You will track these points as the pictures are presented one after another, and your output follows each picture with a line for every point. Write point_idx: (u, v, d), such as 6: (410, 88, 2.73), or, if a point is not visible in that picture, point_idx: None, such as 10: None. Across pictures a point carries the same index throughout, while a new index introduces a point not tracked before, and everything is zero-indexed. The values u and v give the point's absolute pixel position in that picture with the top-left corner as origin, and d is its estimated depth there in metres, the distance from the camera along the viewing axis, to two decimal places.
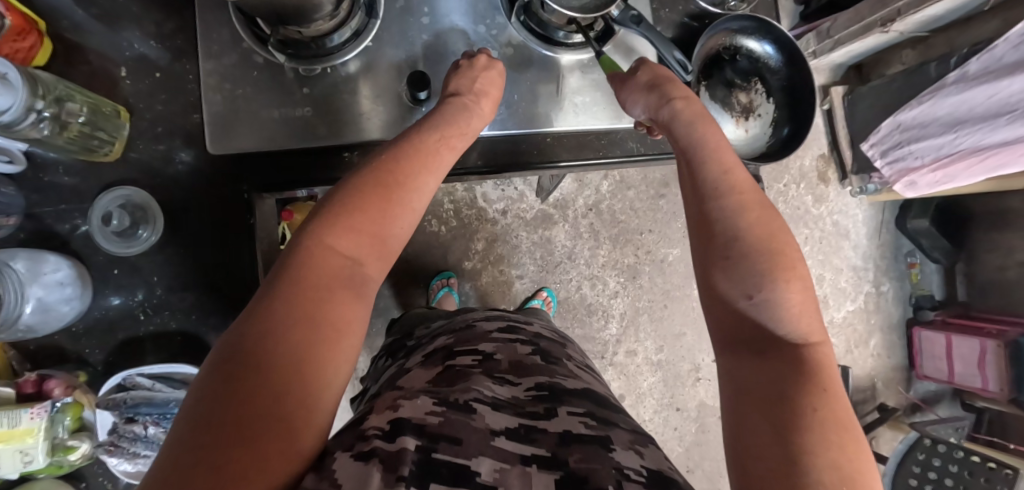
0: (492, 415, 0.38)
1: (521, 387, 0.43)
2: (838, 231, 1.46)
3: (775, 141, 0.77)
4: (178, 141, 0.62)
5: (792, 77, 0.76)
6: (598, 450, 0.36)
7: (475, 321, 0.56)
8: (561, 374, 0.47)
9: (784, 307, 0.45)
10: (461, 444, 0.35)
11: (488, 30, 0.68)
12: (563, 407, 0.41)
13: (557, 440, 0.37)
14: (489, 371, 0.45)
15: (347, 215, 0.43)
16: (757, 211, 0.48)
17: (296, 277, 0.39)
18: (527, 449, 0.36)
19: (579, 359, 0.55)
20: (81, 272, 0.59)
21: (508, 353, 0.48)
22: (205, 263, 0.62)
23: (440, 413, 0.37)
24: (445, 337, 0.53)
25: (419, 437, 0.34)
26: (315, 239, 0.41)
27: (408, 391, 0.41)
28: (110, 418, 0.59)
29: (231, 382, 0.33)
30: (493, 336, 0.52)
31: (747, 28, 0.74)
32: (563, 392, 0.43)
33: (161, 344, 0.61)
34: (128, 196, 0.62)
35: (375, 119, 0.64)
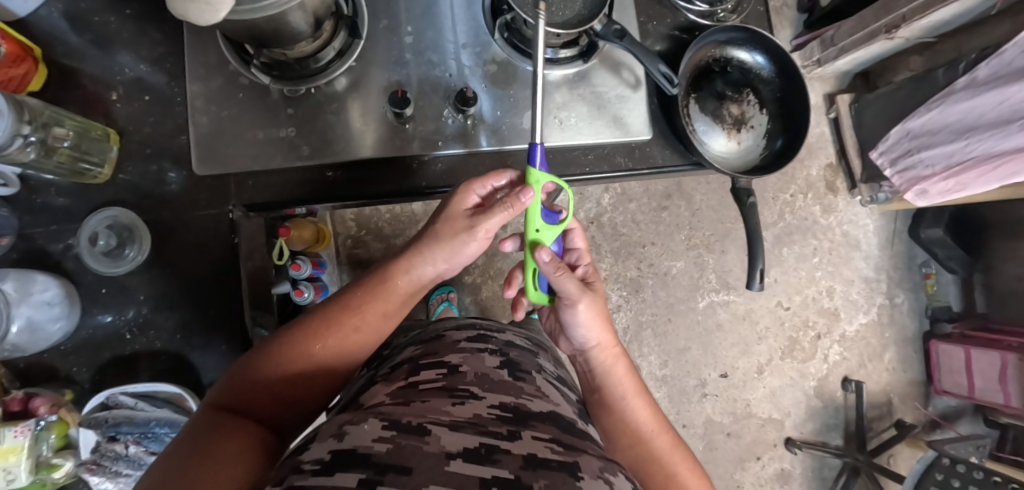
0: (448, 437, 0.37)
1: (484, 405, 0.43)
2: (848, 242, 1.42)
3: (769, 153, 0.75)
4: (167, 162, 0.63)
5: (784, 89, 0.75)
6: (565, 477, 0.35)
7: (446, 331, 0.63)
8: (528, 395, 0.49)
9: (648, 435, 0.57)
10: (411, 471, 0.32)
11: (472, 48, 0.68)
12: (527, 431, 0.41)
13: (520, 464, 0.35)
14: (454, 387, 0.47)
15: (337, 309, 0.54)
16: (616, 367, 0.62)
17: (290, 354, 0.49)
18: (487, 472, 0.33)
19: (551, 369, 0.61)
20: (70, 291, 0.60)
21: (475, 365, 0.52)
22: (192, 280, 0.63)
23: (389, 439, 0.36)
24: (414, 348, 0.59)
25: (364, 469, 0.32)
26: (309, 329, 0.51)
27: (357, 417, 0.40)
28: (93, 437, 0.58)
29: (210, 427, 0.42)
30: (460, 347, 0.57)
31: (736, 39, 0.74)
32: (528, 415, 0.44)
33: (149, 361, 0.61)
34: (117, 216, 0.61)
35: (361, 136, 0.65)
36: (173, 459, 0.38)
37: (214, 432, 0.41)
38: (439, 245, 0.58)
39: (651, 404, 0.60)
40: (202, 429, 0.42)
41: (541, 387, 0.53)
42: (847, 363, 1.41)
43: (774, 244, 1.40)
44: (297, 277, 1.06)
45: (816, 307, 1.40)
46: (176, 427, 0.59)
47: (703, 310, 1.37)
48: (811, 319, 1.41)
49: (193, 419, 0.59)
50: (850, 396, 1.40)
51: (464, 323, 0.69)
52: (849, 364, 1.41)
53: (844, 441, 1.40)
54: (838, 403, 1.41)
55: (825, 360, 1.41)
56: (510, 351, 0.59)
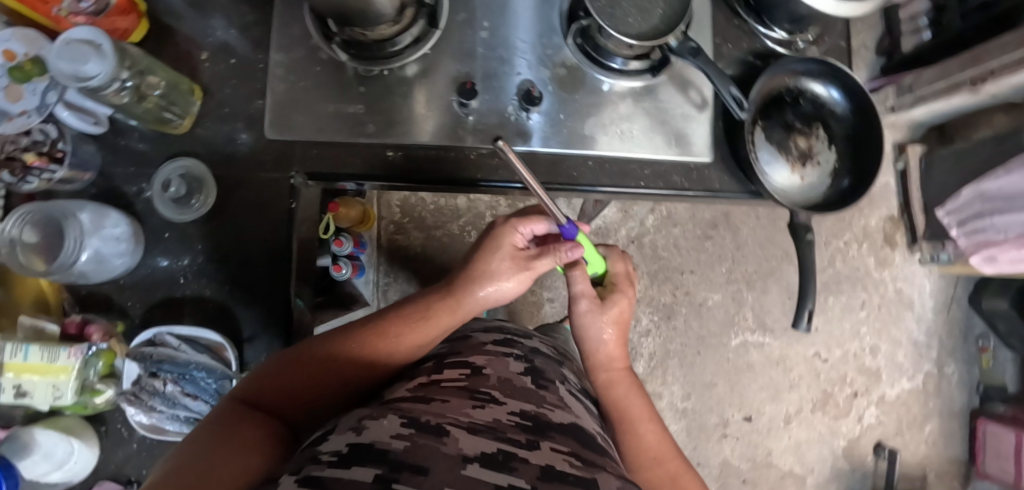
0: (466, 440, 0.36)
1: (504, 410, 0.43)
2: (900, 300, 1.35)
3: (833, 192, 0.73)
4: (241, 123, 0.66)
5: (856, 128, 0.74)
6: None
7: (474, 332, 0.64)
8: (549, 405, 0.49)
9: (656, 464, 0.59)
10: (426, 472, 0.32)
11: (544, 50, 0.69)
12: (546, 442, 0.41)
13: (537, 474, 0.35)
14: (476, 388, 0.47)
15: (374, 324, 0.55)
16: (624, 389, 0.63)
17: (323, 357, 0.52)
18: (502, 480, 0.33)
19: (573, 380, 0.61)
20: (136, 231, 0.64)
21: (498, 369, 0.52)
22: (246, 237, 0.65)
23: (406, 437, 0.35)
24: (442, 345, 0.60)
25: (380, 466, 0.31)
26: (345, 337, 0.53)
27: (377, 411, 0.40)
28: (135, 370, 0.60)
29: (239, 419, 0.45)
30: (487, 349, 0.57)
31: (813, 71, 0.72)
32: (547, 425, 0.44)
33: (197, 307, 0.64)
34: (189, 167, 0.65)
35: (425, 122, 0.67)
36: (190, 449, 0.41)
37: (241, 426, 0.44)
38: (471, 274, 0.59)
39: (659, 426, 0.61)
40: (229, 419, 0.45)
41: (563, 397, 0.53)
42: (882, 428, 1.33)
43: (819, 291, 1.35)
44: (338, 253, 1.09)
45: (857, 363, 1.34)
46: (212, 374, 0.60)
47: (735, 348, 1.33)
48: (850, 376, 1.34)
49: (228, 369, 0.61)
50: (881, 464, 1.32)
51: (492, 324, 0.70)
52: (884, 429, 1.34)
53: None
54: (868, 468, 1.33)
55: (859, 421, 1.33)
56: (535, 358, 0.60)
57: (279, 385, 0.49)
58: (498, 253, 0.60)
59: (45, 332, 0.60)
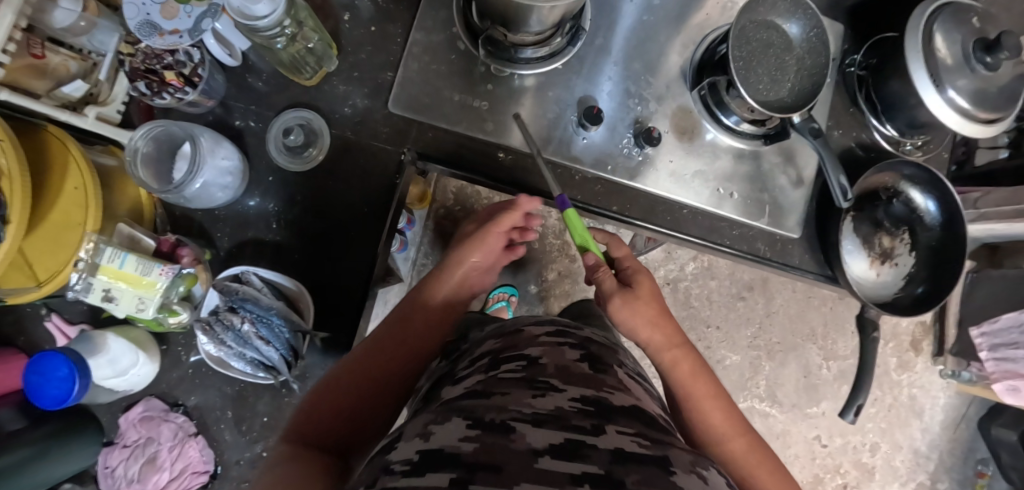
0: (534, 434, 0.37)
1: (566, 398, 0.43)
2: (911, 406, 1.36)
3: (905, 296, 0.75)
4: (366, 89, 0.68)
5: (943, 241, 0.75)
6: (653, 474, 0.34)
7: (525, 326, 0.62)
8: (609, 388, 0.48)
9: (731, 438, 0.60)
10: (500, 471, 0.32)
11: (667, 93, 0.71)
12: (612, 426, 0.41)
13: (610, 458, 0.35)
14: (535, 379, 0.47)
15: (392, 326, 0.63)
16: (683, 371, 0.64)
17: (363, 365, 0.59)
18: (576, 469, 0.33)
19: (630, 363, 0.61)
20: (244, 167, 0.65)
21: (554, 358, 0.52)
22: (345, 199, 0.66)
23: (474, 438, 0.36)
24: (492, 341, 0.59)
25: (455, 469, 0.32)
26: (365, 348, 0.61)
27: (439, 416, 0.41)
28: (215, 301, 0.61)
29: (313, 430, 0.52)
30: (541, 340, 0.56)
31: (916, 177, 0.73)
32: (611, 409, 0.44)
33: (282, 255, 0.65)
34: (308, 120, 0.66)
35: (541, 133, 0.68)
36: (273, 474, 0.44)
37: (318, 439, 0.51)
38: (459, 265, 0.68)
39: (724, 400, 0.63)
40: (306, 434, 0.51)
41: (621, 380, 0.52)
42: None
43: (836, 378, 1.36)
44: None
45: (854, 456, 1.35)
46: (289, 322, 0.61)
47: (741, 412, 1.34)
48: (844, 466, 1.35)
49: (303, 321, 0.62)
50: None
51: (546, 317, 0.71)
52: None
53: None
54: None
55: None
56: (592, 344, 0.58)
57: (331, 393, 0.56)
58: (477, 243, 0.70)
59: (139, 244, 0.61)
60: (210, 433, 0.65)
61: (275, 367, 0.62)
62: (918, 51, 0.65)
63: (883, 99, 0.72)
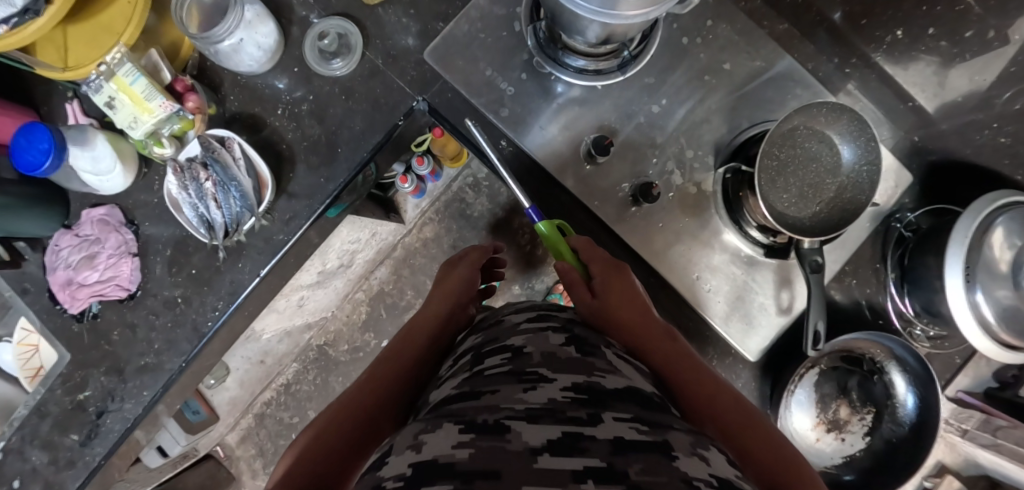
0: (530, 430, 0.31)
1: (557, 389, 0.37)
2: None
3: (829, 475, 0.69)
4: (415, 29, 0.69)
5: (903, 442, 0.67)
6: (659, 458, 0.30)
7: (506, 316, 0.58)
8: (599, 372, 0.42)
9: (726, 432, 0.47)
10: (500, 477, 0.27)
11: (692, 160, 0.67)
12: (608, 412, 0.35)
13: (610, 448, 0.30)
14: (522, 370, 0.41)
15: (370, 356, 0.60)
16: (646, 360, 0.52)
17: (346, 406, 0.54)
18: (578, 463, 0.28)
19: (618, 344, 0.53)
20: (278, 50, 0.68)
21: (539, 344, 0.46)
22: (348, 117, 0.68)
23: (469, 442, 0.30)
24: (476, 337, 0.56)
25: (451, 480, 0.27)
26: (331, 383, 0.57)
27: (430, 422, 0.35)
28: (196, 151, 0.65)
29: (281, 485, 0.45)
30: (523, 328, 0.52)
31: (908, 363, 0.66)
32: (605, 393, 0.38)
33: (273, 140, 0.69)
34: (348, 33, 0.68)
35: (551, 144, 0.67)
36: None
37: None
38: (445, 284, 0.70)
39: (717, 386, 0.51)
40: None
41: (611, 362, 0.46)
42: None
43: None
44: (413, 169, 1.11)
45: None
46: (243, 198, 0.64)
47: None
48: None
49: (256, 205, 0.65)
50: None
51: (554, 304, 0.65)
52: None
53: None
54: None
55: None
56: (575, 328, 0.53)
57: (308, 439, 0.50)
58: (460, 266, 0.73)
59: (159, 75, 0.66)
60: (145, 260, 0.70)
61: (214, 230, 0.66)
62: (965, 237, 0.59)
63: (913, 270, 0.66)
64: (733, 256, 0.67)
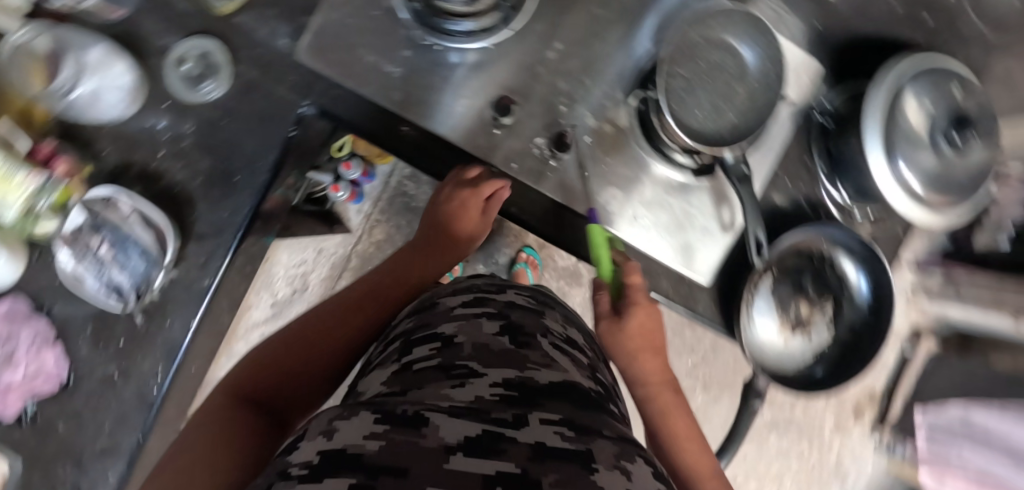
0: (449, 426, 0.33)
1: (485, 386, 0.40)
2: (836, 470, 1.32)
3: (802, 373, 0.70)
4: (283, 30, 0.63)
5: (864, 325, 0.69)
6: (577, 469, 0.30)
7: (441, 297, 0.59)
8: (533, 365, 0.45)
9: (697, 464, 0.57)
10: (407, 474, 0.27)
11: (603, 98, 0.65)
12: (535, 414, 0.37)
13: (530, 454, 0.31)
14: (452, 365, 0.44)
15: (305, 336, 0.58)
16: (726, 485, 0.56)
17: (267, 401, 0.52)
18: (490, 467, 0.29)
19: (558, 330, 0.57)
20: (139, 87, 0.61)
21: (471, 335, 0.49)
22: (238, 141, 0.64)
23: (382, 435, 0.31)
24: (410, 321, 0.57)
25: (358, 472, 0.27)
26: (250, 369, 0.54)
27: (349, 408, 0.35)
28: (81, 218, 0.60)
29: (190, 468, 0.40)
30: (456, 314, 0.53)
31: (852, 247, 0.66)
32: (534, 392, 0.40)
33: (164, 185, 0.63)
34: (211, 51, 0.62)
35: (455, 118, 0.63)
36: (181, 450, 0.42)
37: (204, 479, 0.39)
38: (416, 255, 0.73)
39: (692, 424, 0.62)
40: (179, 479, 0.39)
41: (547, 353, 0.49)
42: None
43: (768, 425, 1.30)
44: (342, 176, 1.06)
45: None
46: (147, 254, 0.61)
47: None
48: None
49: (161, 259, 0.61)
50: None
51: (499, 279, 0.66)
52: None
53: None
54: None
55: None
56: (512, 313, 0.55)
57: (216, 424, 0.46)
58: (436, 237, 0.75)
59: (11, 146, 0.57)
60: (70, 344, 0.62)
61: (126, 295, 0.61)
62: (878, 109, 0.59)
63: (839, 156, 0.66)
64: (665, 185, 0.66)
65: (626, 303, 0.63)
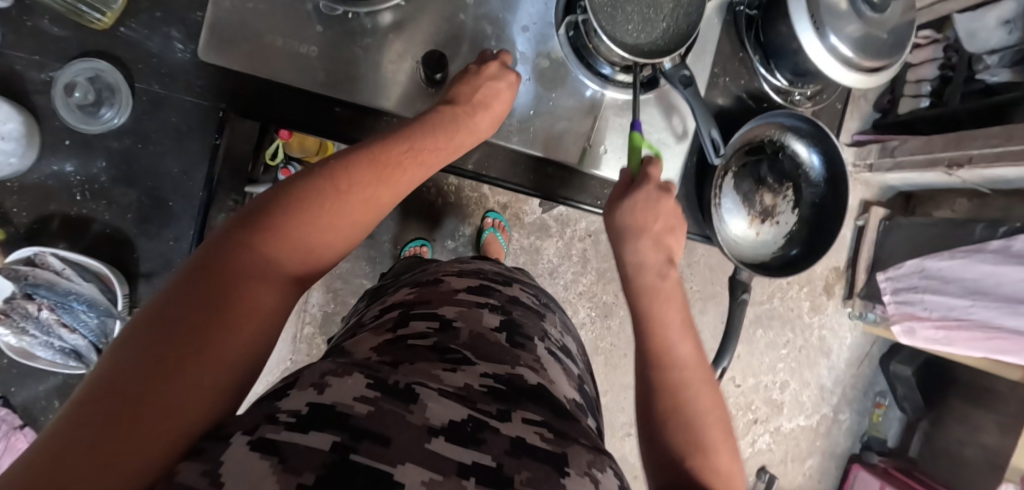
0: (437, 407, 0.33)
1: (477, 375, 0.40)
2: (820, 347, 1.40)
3: (779, 257, 0.73)
4: (175, 33, 0.58)
5: (825, 198, 0.72)
6: (549, 473, 0.32)
7: (444, 276, 0.57)
8: (524, 364, 0.44)
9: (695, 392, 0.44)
10: (389, 444, 0.29)
11: (532, 35, 0.64)
12: (519, 412, 0.37)
13: (507, 448, 0.32)
14: (446, 347, 0.43)
15: (346, 198, 0.40)
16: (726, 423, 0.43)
17: (282, 273, 0.36)
18: (466, 457, 0.31)
19: (556, 335, 0.56)
20: (30, 130, 0.55)
21: (467, 323, 0.48)
22: (160, 164, 0.58)
23: (372, 400, 0.32)
24: (408, 291, 0.55)
25: (340, 432, 0.29)
26: (264, 220, 0.36)
27: (341, 366, 0.36)
28: (6, 288, 0.52)
29: (116, 405, 0.26)
30: (458, 298, 0.52)
31: (801, 129, 0.70)
32: (522, 390, 0.40)
33: (91, 229, 0.58)
34: (100, 72, 0.56)
35: (389, 87, 0.61)
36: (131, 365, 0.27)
37: (130, 432, 0.25)
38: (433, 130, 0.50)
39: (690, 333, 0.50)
40: (92, 413, 0.25)
41: (540, 356, 0.48)
42: (770, 455, 1.40)
43: (752, 322, 1.36)
44: (283, 183, 1.00)
45: (765, 395, 1.38)
46: (94, 309, 0.55)
47: None
48: (755, 404, 1.38)
49: (114, 306, 0.56)
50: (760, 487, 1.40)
51: (505, 269, 0.65)
52: (772, 456, 1.40)
53: None
54: None
55: (751, 445, 1.39)
56: (513, 309, 0.54)
57: (186, 308, 0.30)
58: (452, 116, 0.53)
59: None
60: (39, 424, 0.59)
61: (87, 355, 0.57)
62: None
63: (770, 43, 0.66)
64: (614, 108, 0.66)
65: (642, 196, 0.56)
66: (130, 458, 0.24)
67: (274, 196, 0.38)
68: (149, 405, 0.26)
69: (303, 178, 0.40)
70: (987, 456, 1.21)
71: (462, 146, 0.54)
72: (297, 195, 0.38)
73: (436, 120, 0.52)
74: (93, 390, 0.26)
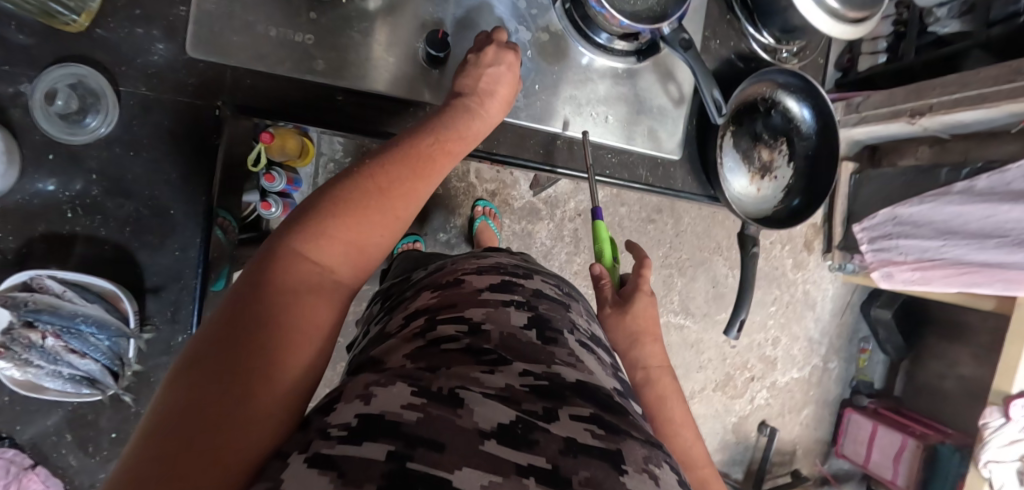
0: (484, 408, 0.32)
1: (516, 374, 0.37)
2: (806, 301, 1.44)
3: (783, 209, 0.75)
4: (158, 31, 0.54)
5: (818, 150, 0.75)
6: (608, 471, 0.31)
7: (465, 273, 0.50)
8: (560, 361, 0.40)
9: (678, 443, 0.57)
10: (443, 449, 0.29)
11: (528, 9, 0.63)
12: (566, 408, 0.35)
13: (561, 447, 0.31)
14: (479, 350, 0.39)
15: (387, 196, 0.43)
16: (705, 467, 0.57)
17: (333, 281, 0.38)
18: (523, 460, 0.30)
19: (583, 326, 0.50)
20: (9, 147, 0.50)
21: (498, 322, 0.42)
22: (156, 171, 0.55)
23: (419, 407, 0.31)
24: (429, 295, 0.47)
25: (393, 441, 0.28)
26: (317, 226, 0.39)
27: (384, 376, 0.35)
28: (5, 317, 0.50)
29: (201, 415, 0.27)
30: (483, 297, 0.45)
31: (792, 86, 0.72)
32: (565, 387, 0.37)
33: (90, 247, 0.54)
34: (83, 77, 0.52)
35: (383, 70, 0.59)
36: (206, 377, 0.29)
37: (216, 438, 0.27)
38: (446, 126, 0.51)
39: (670, 371, 0.63)
40: (178, 421, 0.27)
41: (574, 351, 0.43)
42: (768, 409, 1.44)
43: None
44: (267, 189, 0.95)
45: (759, 352, 1.42)
46: (104, 329, 0.52)
47: None
48: (750, 362, 1.42)
49: (126, 324, 0.53)
50: (762, 439, 1.44)
51: (521, 261, 0.58)
52: (771, 409, 1.45)
53: (744, 476, 1.46)
54: (750, 442, 1.44)
55: (751, 401, 1.43)
56: (540, 303, 0.47)
57: (251, 323, 0.32)
58: (460, 110, 0.54)
59: None
60: (51, 461, 0.55)
61: (101, 380, 0.53)
62: None
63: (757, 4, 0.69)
64: (615, 74, 0.67)
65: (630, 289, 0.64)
66: (217, 460, 0.26)
67: (325, 200, 0.40)
68: (228, 415, 0.28)
69: (349, 181, 0.42)
70: (966, 386, 1.29)
71: (477, 137, 0.55)
72: (344, 200, 0.41)
73: (447, 116, 0.53)
74: (177, 401, 0.28)
